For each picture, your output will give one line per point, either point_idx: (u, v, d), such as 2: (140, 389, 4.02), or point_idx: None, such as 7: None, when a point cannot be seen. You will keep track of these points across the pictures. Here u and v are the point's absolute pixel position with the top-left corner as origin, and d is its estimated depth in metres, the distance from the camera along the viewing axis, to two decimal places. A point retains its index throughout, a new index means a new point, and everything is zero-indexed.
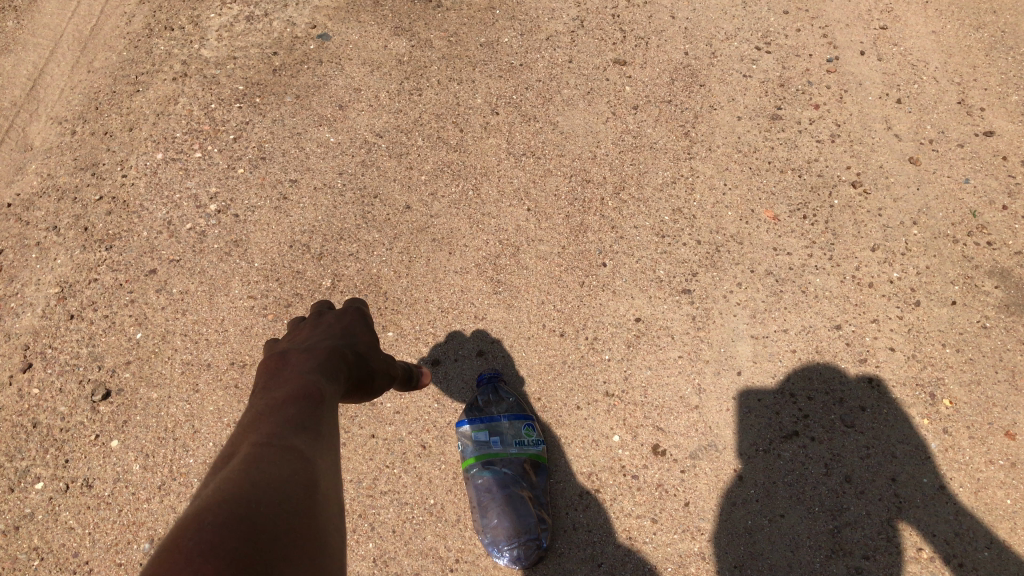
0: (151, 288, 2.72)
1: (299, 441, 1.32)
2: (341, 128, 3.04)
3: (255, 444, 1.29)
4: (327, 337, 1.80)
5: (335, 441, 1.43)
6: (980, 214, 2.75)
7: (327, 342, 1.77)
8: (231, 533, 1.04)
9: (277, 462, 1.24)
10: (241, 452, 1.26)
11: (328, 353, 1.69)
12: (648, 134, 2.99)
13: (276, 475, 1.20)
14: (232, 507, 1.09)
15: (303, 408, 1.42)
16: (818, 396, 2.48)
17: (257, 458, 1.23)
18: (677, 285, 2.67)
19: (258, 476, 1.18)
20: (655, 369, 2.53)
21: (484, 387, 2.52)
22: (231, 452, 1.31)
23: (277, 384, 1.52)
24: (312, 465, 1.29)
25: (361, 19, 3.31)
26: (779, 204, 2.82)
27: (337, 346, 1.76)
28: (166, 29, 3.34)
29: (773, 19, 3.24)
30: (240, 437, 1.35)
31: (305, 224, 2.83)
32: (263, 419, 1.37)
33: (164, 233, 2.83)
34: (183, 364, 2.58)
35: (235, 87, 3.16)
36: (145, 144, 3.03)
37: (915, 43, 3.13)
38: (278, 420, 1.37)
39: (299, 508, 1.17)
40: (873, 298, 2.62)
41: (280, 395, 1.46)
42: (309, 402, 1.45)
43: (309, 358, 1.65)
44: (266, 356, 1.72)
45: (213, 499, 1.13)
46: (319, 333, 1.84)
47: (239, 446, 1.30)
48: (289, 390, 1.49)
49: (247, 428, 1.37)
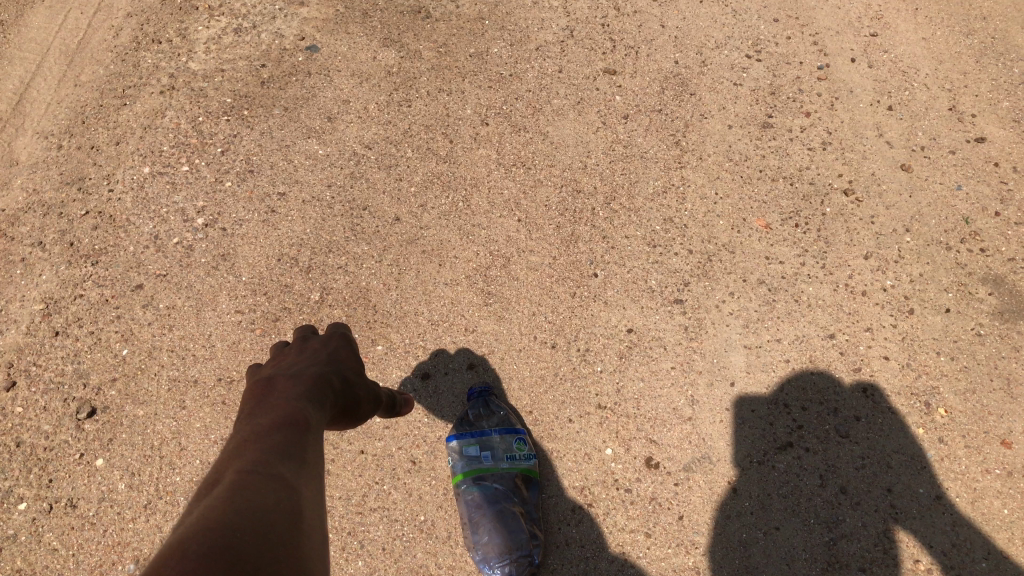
0: (137, 303, 2.68)
1: (285, 469, 1.29)
2: (330, 140, 3.03)
3: (239, 471, 1.26)
4: (315, 359, 1.78)
5: (321, 469, 1.40)
6: (973, 221, 2.78)
7: (315, 366, 1.73)
8: (214, 564, 1.01)
9: (261, 490, 1.20)
10: (226, 478, 1.23)
11: (316, 378, 1.66)
12: (639, 144, 3.00)
13: (260, 505, 1.17)
14: (215, 536, 1.06)
15: (290, 436, 1.39)
16: (812, 406, 2.46)
17: (241, 486, 1.20)
18: (669, 296, 2.65)
19: (243, 504, 1.15)
20: (647, 380, 2.51)
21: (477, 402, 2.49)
22: (214, 478, 1.27)
23: (262, 411, 1.49)
24: (298, 494, 1.26)
25: (350, 30, 3.33)
26: (771, 213, 2.82)
27: (325, 370, 1.73)
28: (154, 41, 3.33)
29: (763, 27, 3.31)
30: (227, 463, 1.32)
31: (294, 237, 2.80)
32: (250, 445, 1.34)
33: (151, 247, 2.80)
34: (170, 381, 2.54)
35: (223, 100, 3.15)
36: (132, 158, 3.01)
37: (905, 50, 3.22)
38: (264, 447, 1.33)
39: (284, 538, 1.14)
40: (866, 306, 2.61)
41: (266, 419, 1.43)
42: (295, 428, 1.41)
43: (297, 384, 1.62)
44: (253, 381, 1.69)
45: (196, 526, 1.10)
46: (306, 355, 1.81)
47: (224, 471, 1.27)
48: (275, 416, 1.46)
49: (233, 452, 1.33)
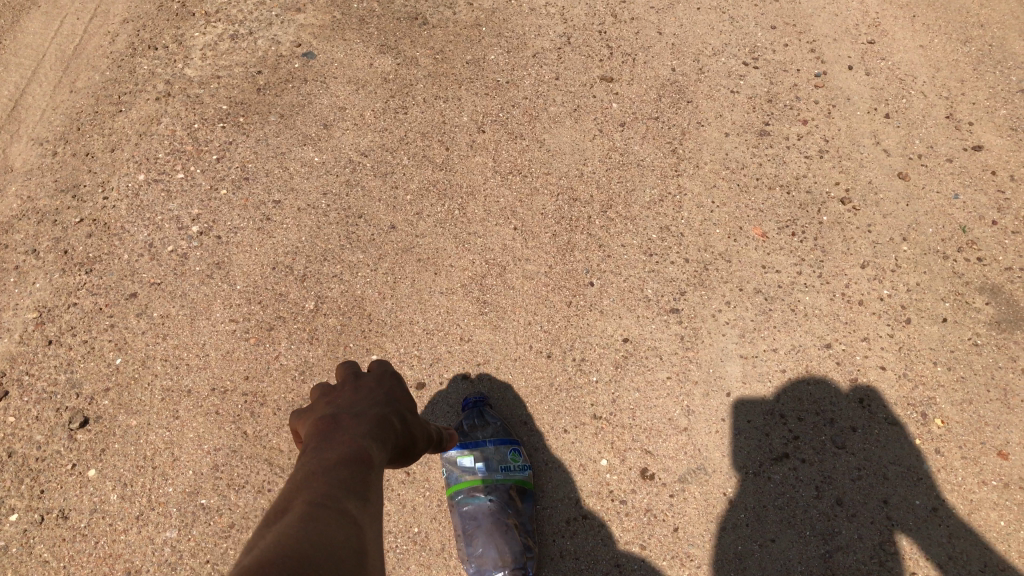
0: (130, 312, 2.65)
1: (352, 505, 1.28)
2: (326, 147, 3.03)
3: (309, 502, 1.24)
4: (373, 393, 1.67)
5: (382, 513, 1.36)
6: (970, 229, 2.81)
7: (374, 402, 1.63)
8: None
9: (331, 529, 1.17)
10: (297, 508, 1.22)
11: (378, 416, 1.57)
12: (635, 152, 3.03)
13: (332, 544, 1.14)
14: (295, 564, 1.05)
15: (354, 478, 1.34)
16: (808, 416, 2.44)
17: (313, 517, 1.19)
18: (665, 304, 2.64)
19: (317, 537, 1.13)
20: (643, 390, 2.49)
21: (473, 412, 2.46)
22: (283, 506, 1.26)
23: (327, 444, 1.45)
24: (364, 532, 1.25)
25: (347, 37, 3.36)
26: (767, 222, 2.84)
27: (385, 409, 1.63)
28: (150, 48, 3.35)
29: (760, 35, 3.39)
30: (291, 497, 1.28)
31: (289, 245, 2.79)
32: (316, 481, 1.31)
33: (146, 255, 2.78)
34: (163, 390, 2.50)
35: (219, 106, 3.15)
36: (127, 165, 3.00)
37: (902, 57, 3.31)
38: (331, 487, 1.29)
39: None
40: (863, 316, 2.61)
41: (332, 455, 1.38)
42: (361, 464, 1.39)
43: (360, 423, 1.52)
44: (309, 414, 1.59)
45: (273, 552, 1.08)
46: (363, 388, 1.70)
47: (292, 505, 1.24)
48: (341, 451, 1.41)
49: (297, 486, 1.30)
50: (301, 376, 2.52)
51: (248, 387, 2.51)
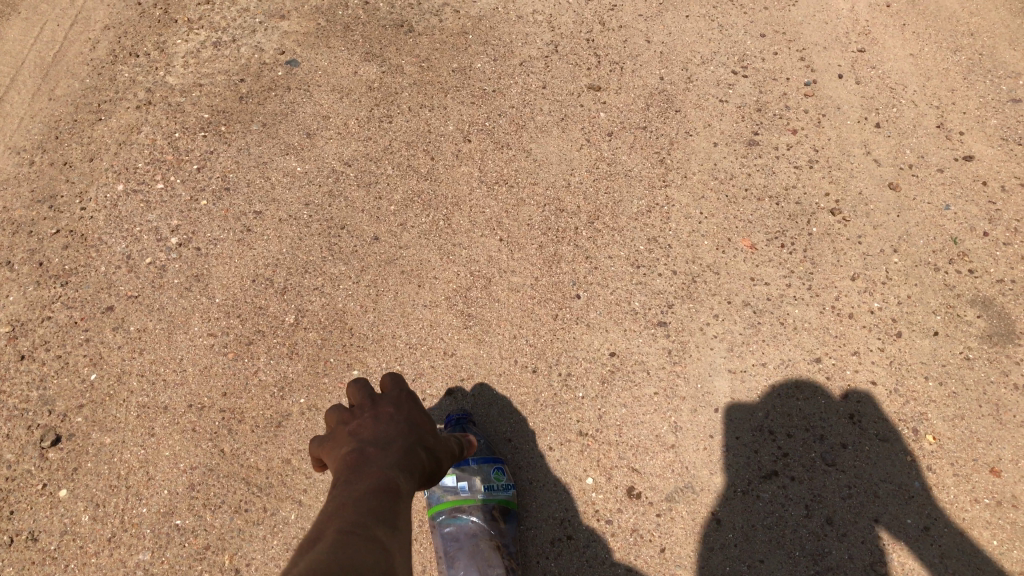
0: (106, 326, 2.59)
1: (382, 533, 1.13)
2: (308, 156, 2.99)
3: (341, 531, 1.11)
4: (400, 403, 1.44)
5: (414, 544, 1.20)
6: (961, 241, 2.79)
7: (401, 418, 1.40)
8: None
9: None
10: (327, 536, 1.08)
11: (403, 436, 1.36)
12: (623, 161, 2.99)
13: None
14: None
15: (382, 515, 1.16)
16: (798, 433, 2.39)
17: (344, 551, 1.05)
18: (652, 318, 2.59)
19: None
20: (630, 406, 2.44)
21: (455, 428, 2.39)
22: (313, 537, 1.11)
23: (352, 474, 1.25)
24: (397, 563, 1.11)
25: (331, 45, 3.33)
26: (756, 233, 2.80)
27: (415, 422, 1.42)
28: (131, 55, 3.31)
29: (750, 43, 3.39)
30: (319, 533, 1.11)
31: (270, 257, 2.73)
32: (344, 518, 1.13)
33: (123, 267, 2.72)
34: (139, 407, 2.44)
35: (200, 115, 3.11)
36: (106, 175, 2.95)
37: (892, 66, 3.31)
38: (360, 527, 1.12)
39: None
40: (853, 329, 2.57)
41: (359, 485, 1.20)
42: (391, 494, 1.22)
43: (387, 453, 1.31)
44: (333, 446, 1.36)
45: None
46: (386, 409, 1.42)
47: (318, 543, 1.07)
48: (369, 481, 1.23)
49: (324, 520, 1.13)
50: (280, 392, 2.46)
51: (226, 404, 2.45)
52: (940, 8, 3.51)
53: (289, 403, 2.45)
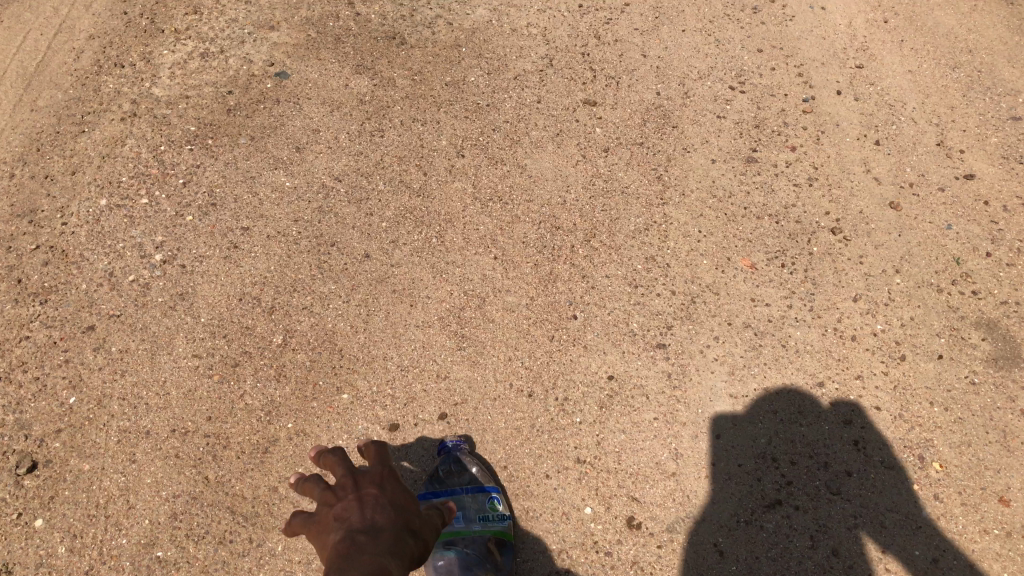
0: (87, 346, 2.50)
1: None
2: (298, 171, 2.91)
3: None
4: (382, 482, 1.40)
5: None
6: (964, 261, 2.74)
7: (386, 501, 1.35)
8: None
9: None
10: None
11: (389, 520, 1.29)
12: (619, 178, 2.93)
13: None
14: None
15: None
16: (801, 460, 2.33)
17: None
18: (651, 340, 2.53)
19: None
20: (629, 432, 2.37)
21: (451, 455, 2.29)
22: None
23: (346, 561, 1.20)
24: None
25: (321, 57, 3.26)
26: (756, 253, 2.74)
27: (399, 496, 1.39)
28: (116, 66, 3.23)
29: (747, 58, 3.34)
30: None
31: (257, 275, 2.66)
32: None
33: (105, 285, 2.64)
34: (120, 432, 2.35)
35: (187, 128, 3.03)
36: (88, 190, 2.86)
37: (891, 82, 3.27)
38: None
39: None
40: (856, 352, 2.52)
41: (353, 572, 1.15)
42: None
43: (378, 541, 1.25)
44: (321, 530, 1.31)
45: None
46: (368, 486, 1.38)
47: None
48: (370, 538, 1.25)
49: None
50: (268, 417, 2.38)
51: (211, 428, 2.36)
52: (937, 24, 3.48)
53: (276, 428, 2.36)
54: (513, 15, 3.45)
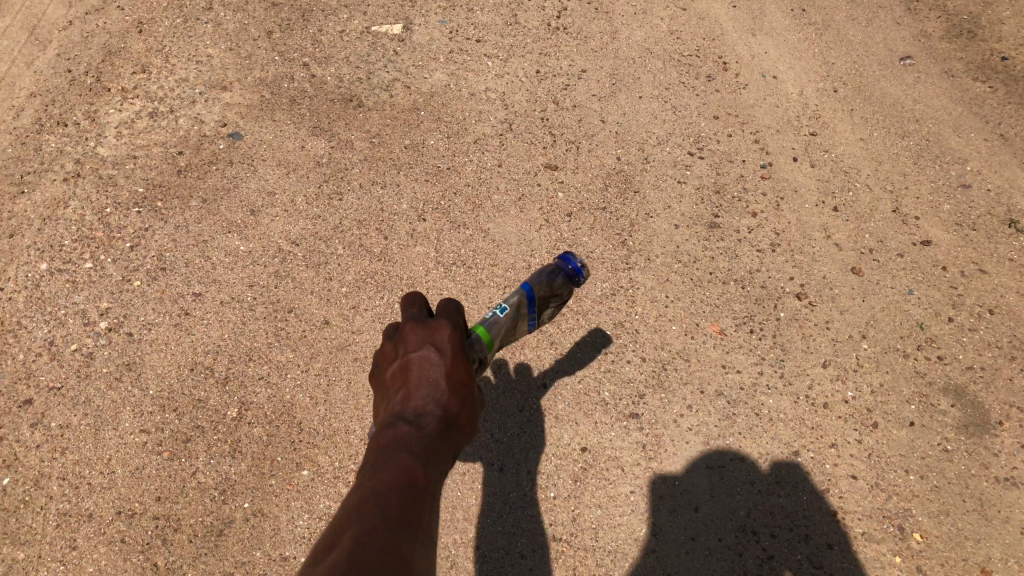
0: (24, 422, 2.34)
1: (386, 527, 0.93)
2: (253, 235, 2.81)
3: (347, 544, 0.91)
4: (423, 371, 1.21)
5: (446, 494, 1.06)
6: (928, 326, 2.74)
7: (440, 382, 1.19)
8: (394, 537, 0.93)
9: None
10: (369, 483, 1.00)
11: (470, 386, 1.24)
12: (584, 243, 2.89)
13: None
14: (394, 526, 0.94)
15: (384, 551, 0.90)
16: (782, 533, 2.26)
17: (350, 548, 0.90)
18: (623, 409, 2.46)
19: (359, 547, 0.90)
20: (606, 507, 2.28)
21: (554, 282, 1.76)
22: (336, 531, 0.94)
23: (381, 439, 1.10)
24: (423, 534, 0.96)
25: (276, 118, 3.18)
26: (724, 318, 2.71)
27: (464, 384, 1.22)
28: (59, 124, 3.11)
29: (704, 124, 3.37)
30: (351, 514, 0.95)
31: (209, 343, 2.52)
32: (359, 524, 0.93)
33: (44, 355, 2.48)
34: (59, 515, 2.18)
35: (135, 189, 2.91)
36: (27, 253, 2.71)
37: (844, 150, 3.32)
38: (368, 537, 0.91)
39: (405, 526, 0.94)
40: (829, 420, 2.48)
41: (390, 442, 1.07)
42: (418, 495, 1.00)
43: (393, 470, 1.02)
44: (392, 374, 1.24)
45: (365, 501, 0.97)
46: (412, 371, 1.21)
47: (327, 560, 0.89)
48: (392, 461, 1.04)
49: (385, 465, 1.03)
50: (222, 497, 2.23)
51: (160, 509, 2.20)
52: (884, 94, 3.56)
53: (232, 508, 2.21)
54: (471, 79, 3.43)
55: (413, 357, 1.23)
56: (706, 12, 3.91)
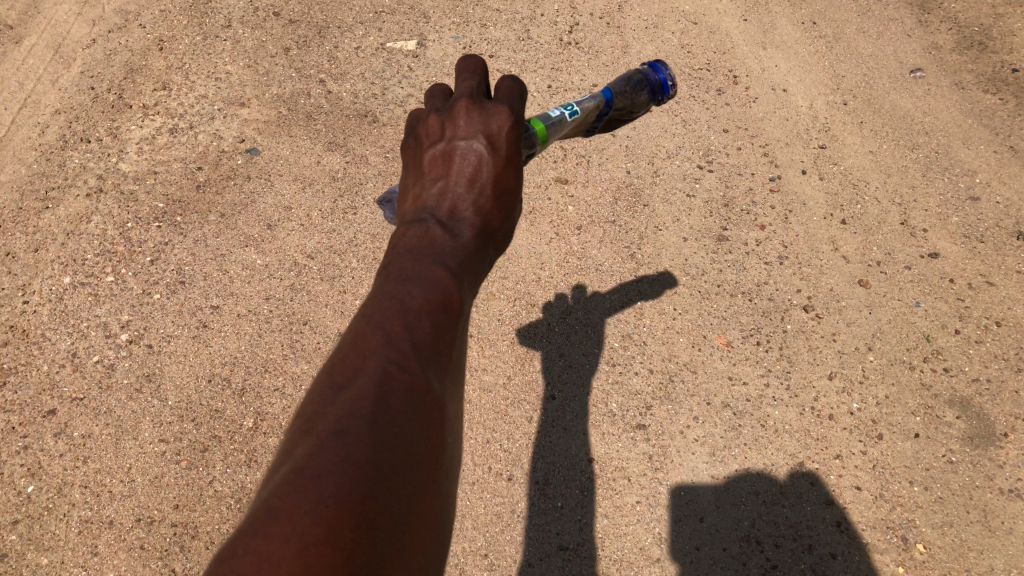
0: (48, 432, 2.42)
1: (412, 372, 0.96)
2: (269, 249, 2.87)
3: (371, 380, 0.94)
4: (466, 175, 1.19)
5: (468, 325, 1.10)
6: (934, 338, 2.77)
7: (484, 189, 1.19)
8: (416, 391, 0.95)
9: (395, 423, 0.90)
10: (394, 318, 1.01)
11: (514, 190, 1.23)
12: (593, 256, 2.93)
13: (400, 461, 0.88)
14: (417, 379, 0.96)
15: (404, 393, 0.94)
16: (786, 543, 2.30)
17: (374, 389, 0.93)
18: (631, 421, 2.51)
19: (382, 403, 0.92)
20: (612, 516, 2.33)
21: (642, 89, 1.66)
22: (358, 351, 0.97)
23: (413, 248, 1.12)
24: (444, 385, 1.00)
25: (293, 134, 3.25)
26: (731, 331, 2.75)
27: (508, 182, 1.22)
28: (82, 140, 3.20)
29: (713, 138, 3.41)
30: (376, 336, 0.99)
31: (227, 355, 2.59)
32: (381, 356, 0.96)
33: (67, 366, 2.55)
34: (81, 522, 2.25)
35: (155, 204, 2.99)
36: (51, 267, 2.80)
37: (853, 163, 3.35)
38: (388, 378, 0.94)
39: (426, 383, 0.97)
40: (834, 431, 2.52)
41: (423, 268, 1.08)
42: (440, 329, 1.03)
43: (425, 293, 1.05)
44: (435, 160, 1.22)
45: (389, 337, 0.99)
46: (459, 169, 1.20)
47: (354, 389, 0.93)
48: (423, 284, 1.06)
49: (415, 285, 1.05)
50: (238, 505, 2.30)
51: (178, 517, 2.27)
52: (894, 106, 3.59)
53: None
54: None
55: (460, 144, 1.20)
56: (717, 26, 3.95)
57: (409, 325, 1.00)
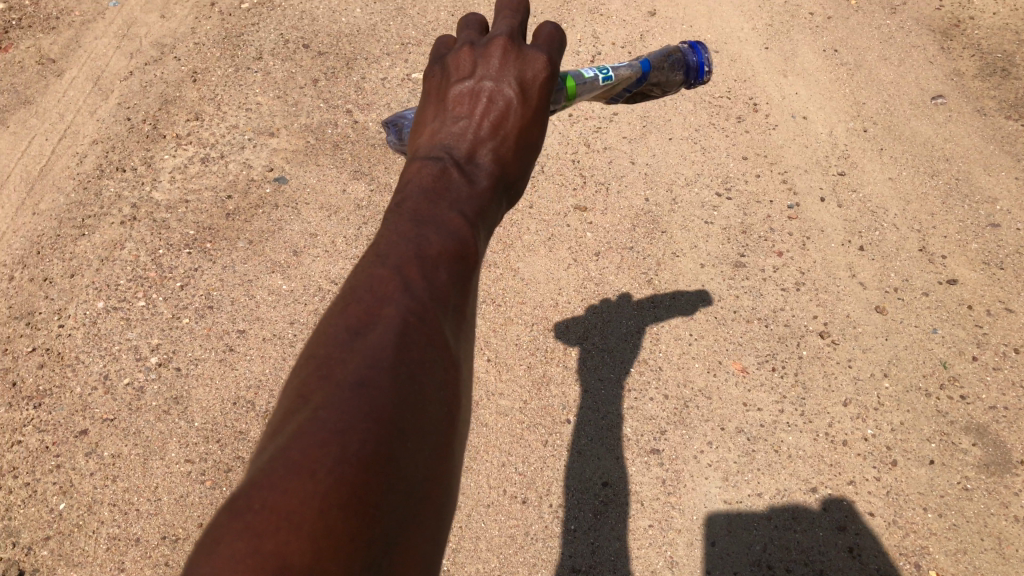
0: (79, 451, 2.51)
1: (429, 323, 0.88)
2: (295, 275, 2.96)
3: (386, 327, 0.85)
4: (490, 122, 1.16)
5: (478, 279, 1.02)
6: (951, 365, 2.78)
7: (505, 139, 1.16)
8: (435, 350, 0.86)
9: (417, 374, 0.82)
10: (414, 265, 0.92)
11: (534, 142, 1.20)
12: (610, 282, 2.98)
13: (421, 414, 0.80)
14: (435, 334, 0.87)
15: (419, 345, 0.85)
16: (797, 568, 2.35)
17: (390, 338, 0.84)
18: (645, 445, 2.56)
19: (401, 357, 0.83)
20: (625, 540, 2.38)
21: (676, 70, 1.67)
22: (374, 292, 0.88)
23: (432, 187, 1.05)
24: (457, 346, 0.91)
25: (320, 162, 3.35)
26: (747, 356, 2.78)
27: (527, 138, 1.18)
28: (118, 169, 3.32)
29: (733, 165, 3.44)
30: (391, 275, 0.90)
31: (252, 378, 2.67)
32: (399, 301, 0.87)
33: (99, 388, 2.64)
34: (110, 539, 2.35)
35: (186, 231, 3.09)
36: (86, 292, 2.90)
37: (873, 189, 3.37)
38: (406, 327, 0.85)
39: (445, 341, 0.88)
40: (848, 457, 2.54)
41: (444, 212, 1.01)
42: (454, 283, 0.94)
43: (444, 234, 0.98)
44: (460, 100, 1.18)
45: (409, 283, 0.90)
46: (483, 115, 1.16)
47: (368, 335, 0.84)
48: (444, 226, 0.99)
49: (435, 224, 0.98)
50: None
51: None
52: (915, 133, 3.60)
53: None
54: None
55: (487, 85, 1.18)
56: (738, 53, 3.98)
57: (428, 270, 0.92)
